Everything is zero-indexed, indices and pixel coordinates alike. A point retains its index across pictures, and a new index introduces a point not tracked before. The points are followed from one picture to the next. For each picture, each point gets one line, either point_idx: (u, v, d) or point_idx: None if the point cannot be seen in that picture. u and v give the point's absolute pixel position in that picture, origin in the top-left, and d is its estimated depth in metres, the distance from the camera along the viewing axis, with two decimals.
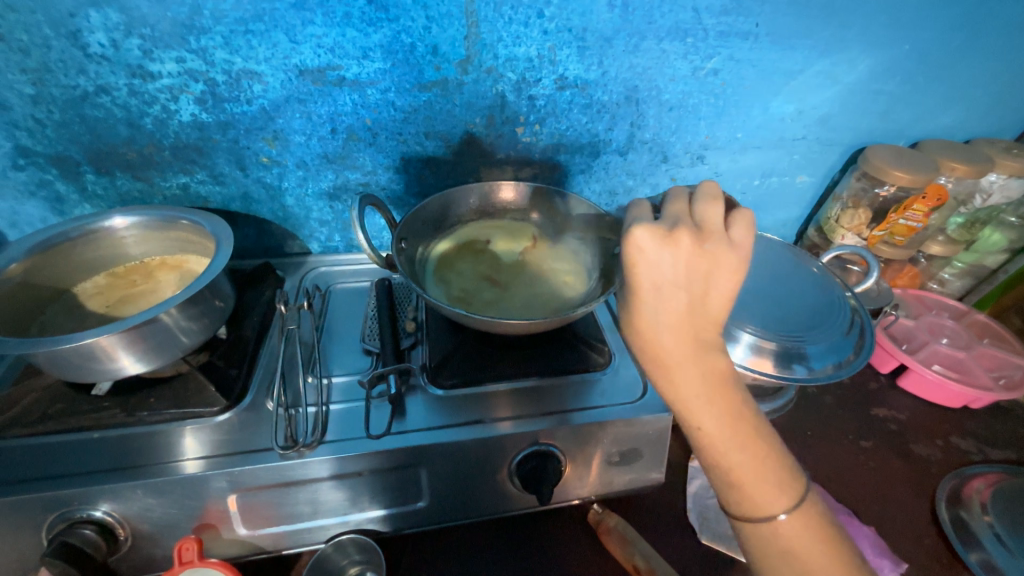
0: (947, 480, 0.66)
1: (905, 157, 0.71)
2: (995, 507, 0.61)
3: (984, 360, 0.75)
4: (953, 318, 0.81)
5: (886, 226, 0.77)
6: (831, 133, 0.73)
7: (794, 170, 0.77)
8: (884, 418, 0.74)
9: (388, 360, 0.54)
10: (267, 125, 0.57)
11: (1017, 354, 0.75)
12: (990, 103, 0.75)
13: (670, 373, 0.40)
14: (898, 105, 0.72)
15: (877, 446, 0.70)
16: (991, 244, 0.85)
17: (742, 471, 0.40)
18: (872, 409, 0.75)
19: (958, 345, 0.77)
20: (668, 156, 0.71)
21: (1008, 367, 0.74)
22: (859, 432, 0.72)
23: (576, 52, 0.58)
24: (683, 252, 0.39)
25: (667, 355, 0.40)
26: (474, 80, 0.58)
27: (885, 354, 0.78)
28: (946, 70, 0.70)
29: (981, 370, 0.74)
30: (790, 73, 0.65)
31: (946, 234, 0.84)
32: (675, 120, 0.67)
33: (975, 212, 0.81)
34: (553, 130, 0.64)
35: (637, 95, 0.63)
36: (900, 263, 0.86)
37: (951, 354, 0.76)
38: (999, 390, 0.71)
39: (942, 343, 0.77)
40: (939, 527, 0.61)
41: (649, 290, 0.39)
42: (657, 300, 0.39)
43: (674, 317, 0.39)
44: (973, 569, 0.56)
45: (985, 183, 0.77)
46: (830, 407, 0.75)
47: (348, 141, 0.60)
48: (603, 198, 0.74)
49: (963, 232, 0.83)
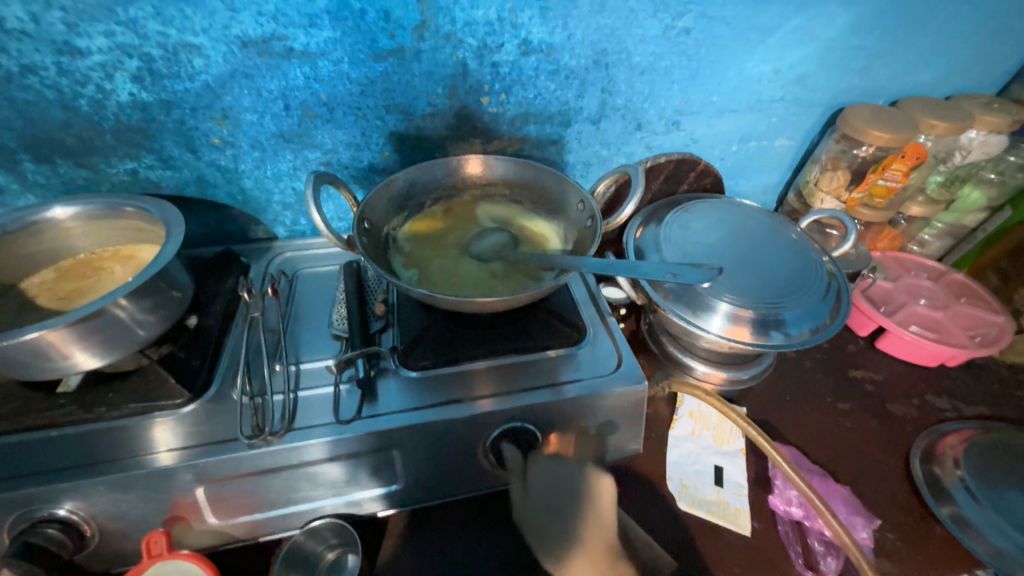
0: (921, 437, 0.67)
1: (884, 115, 0.69)
2: (967, 463, 0.62)
3: (960, 319, 0.76)
4: (932, 279, 0.82)
5: (865, 187, 0.74)
6: (808, 93, 0.71)
7: (772, 134, 0.76)
8: (862, 381, 0.75)
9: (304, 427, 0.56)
10: (217, 107, 0.55)
11: (993, 312, 0.76)
12: (972, 56, 0.73)
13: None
14: (878, 61, 0.70)
15: (855, 408, 0.71)
16: (970, 203, 0.84)
17: None
18: (850, 372, 0.76)
19: (936, 305, 0.77)
20: (642, 123, 0.69)
21: (983, 325, 0.75)
22: (838, 394, 0.73)
23: (539, 14, 0.55)
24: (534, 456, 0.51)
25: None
26: (432, 48, 0.55)
27: (864, 317, 0.78)
28: (927, 21, 0.67)
29: (957, 329, 0.74)
30: (764, 30, 0.63)
31: (926, 194, 0.83)
32: (647, 85, 0.64)
33: (955, 168, 0.80)
34: (520, 99, 0.62)
35: (606, 59, 0.60)
36: (880, 226, 0.86)
37: (928, 314, 0.76)
38: (974, 348, 0.71)
39: (920, 304, 0.77)
40: (913, 484, 0.62)
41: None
42: (560, 526, 0.50)
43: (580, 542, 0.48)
44: (943, 522, 0.58)
45: (965, 140, 0.76)
46: (809, 371, 0.76)
47: (305, 120, 0.58)
48: (577, 170, 0.72)
49: (942, 191, 0.82)
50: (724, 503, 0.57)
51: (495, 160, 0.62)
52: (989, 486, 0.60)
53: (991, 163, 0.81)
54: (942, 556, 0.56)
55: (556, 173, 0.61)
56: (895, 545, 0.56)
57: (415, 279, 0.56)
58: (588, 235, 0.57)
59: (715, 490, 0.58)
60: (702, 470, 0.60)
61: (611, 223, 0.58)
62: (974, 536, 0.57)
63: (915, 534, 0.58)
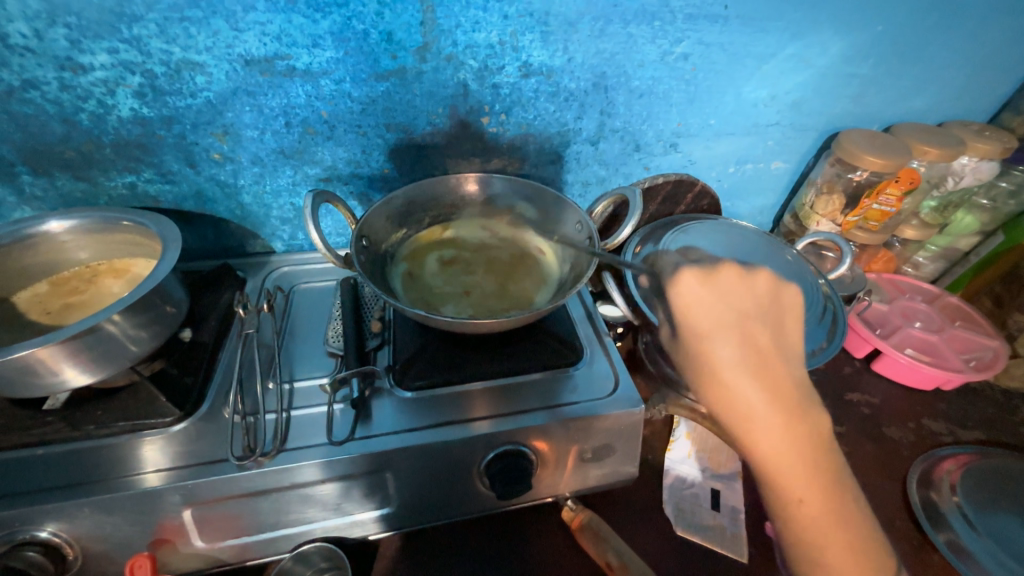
0: (919, 462, 0.67)
1: (878, 142, 0.70)
2: (963, 489, 0.62)
3: (955, 343, 0.76)
4: (926, 302, 0.82)
5: (860, 211, 0.76)
6: (804, 118, 0.73)
7: (769, 157, 0.77)
8: (858, 403, 0.75)
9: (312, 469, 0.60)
10: (219, 123, 0.55)
11: (987, 336, 0.76)
12: (963, 85, 0.75)
13: (752, 426, 0.42)
14: (871, 88, 0.72)
15: (851, 431, 0.71)
16: (964, 227, 0.85)
17: (766, 419, 0.41)
18: (847, 395, 0.76)
19: (931, 328, 0.77)
20: (640, 145, 0.69)
21: (978, 349, 0.75)
22: (834, 417, 0.72)
23: (539, 37, 0.56)
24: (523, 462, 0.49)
25: (754, 414, 0.41)
26: (433, 69, 0.56)
27: (860, 339, 0.79)
28: (919, 51, 0.69)
29: (952, 353, 0.74)
30: (760, 57, 0.64)
31: (920, 218, 0.84)
32: (645, 107, 0.65)
33: (947, 195, 0.81)
34: (520, 120, 0.62)
35: (605, 82, 0.61)
36: (875, 248, 0.87)
37: (923, 337, 0.77)
38: (969, 372, 0.71)
39: (915, 327, 0.78)
40: (910, 510, 0.62)
41: (716, 328, 0.43)
42: (768, 434, 0.42)
43: (747, 349, 0.42)
44: (941, 550, 0.58)
45: (957, 166, 0.77)
46: None
47: (306, 136, 0.58)
48: (576, 189, 0.73)
49: (936, 215, 0.83)
50: (721, 528, 0.56)
51: (494, 179, 0.63)
52: (985, 511, 0.60)
53: (983, 189, 0.83)
54: None
55: (556, 194, 0.61)
56: None
57: (411, 295, 0.56)
58: (585, 256, 0.57)
59: (712, 515, 0.57)
60: (698, 494, 0.59)
61: (609, 244, 0.58)
62: (972, 564, 0.56)
63: (915, 563, 0.57)
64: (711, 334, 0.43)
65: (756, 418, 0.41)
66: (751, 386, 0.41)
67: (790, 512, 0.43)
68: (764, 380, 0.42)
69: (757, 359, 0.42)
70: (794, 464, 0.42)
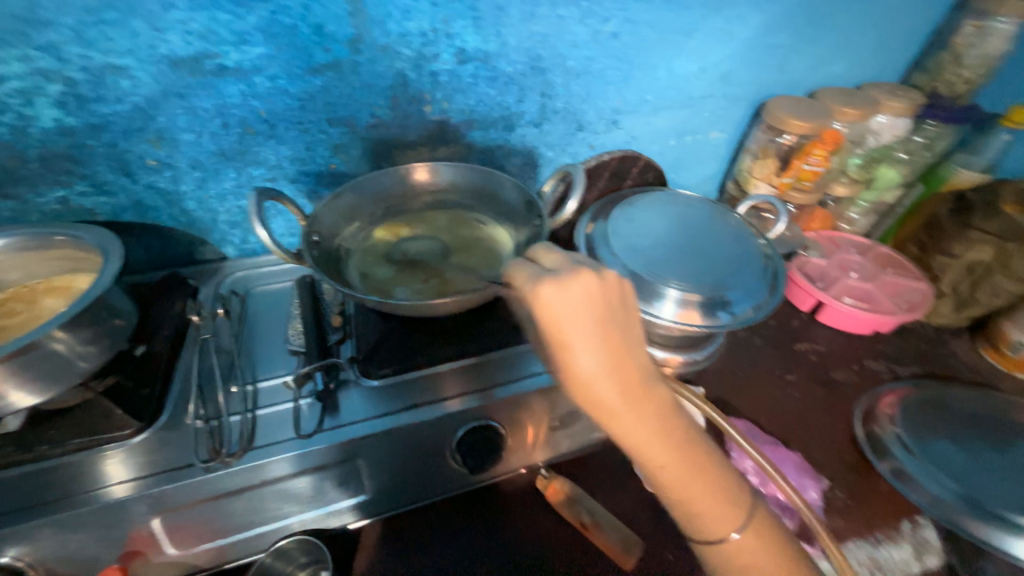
0: (862, 399, 0.73)
1: (802, 106, 0.75)
2: (900, 419, 0.69)
3: (888, 288, 0.82)
4: (861, 253, 0.88)
5: (793, 172, 0.78)
6: (734, 88, 0.77)
7: (707, 127, 0.81)
8: (807, 351, 0.80)
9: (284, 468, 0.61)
10: (151, 129, 0.54)
11: (916, 280, 0.83)
12: (874, 49, 0.81)
13: (615, 423, 0.39)
14: (792, 56, 0.76)
15: (801, 377, 0.76)
16: (888, 181, 0.89)
17: (621, 413, 0.39)
18: (796, 345, 0.81)
19: (866, 277, 0.83)
20: (583, 124, 0.72)
21: (908, 292, 0.81)
22: (785, 366, 0.78)
23: (471, 23, 0.57)
24: (492, 434, 0.51)
25: (615, 411, 0.39)
26: (369, 60, 0.56)
27: (804, 293, 0.84)
28: (829, 19, 0.74)
29: (886, 297, 0.80)
30: (686, 32, 0.67)
31: (847, 175, 0.89)
32: (583, 86, 0.68)
33: (870, 151, 0.87)
34: (462, 106, 0.64)
35: (542, 64, 0.63)
36: (812, 208, 0.92)
37: (859, 286, 0.82)
38: (901, 313, 0.78)
39: (853, 278, 0.83)
40: (856, 443, 0.67)
41: (580, 339, 0.38)
42: (627, 424, 0.39)
43: (603, 345, 0.38)
44: (887, 477, 0.63)
45: (875, 124, 0.84)
46: (759, 347, 0.80)
47: (247, 136, 0.57)
48: (525, 172, 0.75)
49: (861, 171, 0.88)
50: None
51: (441, 167, 0.64)
52: (920, 437, 0.66)
53: (901, 144, 0.88)
54: (885, 506, 0.61)
55: (505, 178, 0.64)
56: (845, 502, 0.61)
57: (366, 286, 0.56)
58: (535, 233, 0.59)
59: None
60: None
61: (557, 220, 0.60)
62: (911, 485, 0.62)
63: (861, 489, 0.62)
64: (559, 340, 0.38)
65: (619, 416, 0.39)
66: (600, 382, 0.38)
67: (668, 490, 0.42)
68: (615, 375, 0.39)
69: (610, 350, 0.39)
70: (656, 445, 0.40)
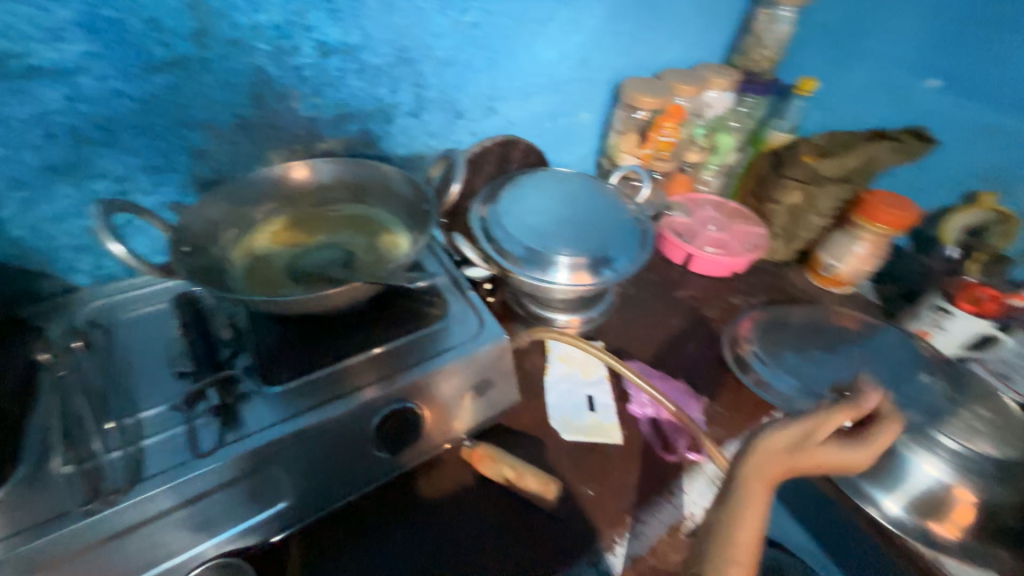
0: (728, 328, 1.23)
1: (648, 86, 1.25)
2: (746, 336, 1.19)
3: (739, 235, 1.33)
4: (716, 209, 1.41)
5: (653, 143, 1.30)
6: (592, 72, 1.25)
7: (579, 109, 1.30)
8: (685, 296, 1.32)
9: (372, 436, 0.77)
10: (204, 105, 0.84)
11: (757, 227, 1.35)
12: (694, 37, 1.37)
13: (739, 528, 0.63)
14: (631, 44, 1.26)
15: (682, 321, 1.25)
16: (727, 145, 1.44)
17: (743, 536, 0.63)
18: (677, 291, 1.33)
19: (721, 228, 1.35)
20: (460, 111, 1.12)
21: (751, 237, 1.33)
22: (671, 313, 1.27)
23: (327, 16, 0.85)
24: (773, 463, 0.66)
25: (741, 532, 0.63)
26: (220, 52, 0.81)
27: (678, 248, 1.36)
28: (649, 27, 1.26)
29: (737, 244, 1.31)
30: (540, 24, 1.09)
31: (698, 142, 1.41)
32: (453, 73, 1.05)
33: (709, 122, 1.40)
34: (331, 99, 0.94)
35: (407, 55, 0.97)
36: (675, 176, 1.43)
37: (716, 236, 1.34)
38: (746, 253, 1.29)
39: (710, 230, 1.36)
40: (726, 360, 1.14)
41: (762, 489, 0.65)
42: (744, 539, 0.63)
43: (766, 490, 0.65)
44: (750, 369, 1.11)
45: (707, 99, 1.36)
46: (650, 299, 1.30)
47: (278, 95, 0.89)
48: (507, 199, 1.14)
49: (706, 138, 1.42)
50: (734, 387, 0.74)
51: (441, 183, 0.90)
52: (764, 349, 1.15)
53: (730, 116, 1.43)
54: None
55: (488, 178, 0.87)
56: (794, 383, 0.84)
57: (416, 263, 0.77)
58: None
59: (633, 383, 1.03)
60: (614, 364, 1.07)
61: None
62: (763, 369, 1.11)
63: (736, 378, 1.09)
64: (754, 464, 0.67)
65: (748, 531, 0.63)
66: (755, 496, 0.64)
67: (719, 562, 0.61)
68: (758, 505, 0.64)
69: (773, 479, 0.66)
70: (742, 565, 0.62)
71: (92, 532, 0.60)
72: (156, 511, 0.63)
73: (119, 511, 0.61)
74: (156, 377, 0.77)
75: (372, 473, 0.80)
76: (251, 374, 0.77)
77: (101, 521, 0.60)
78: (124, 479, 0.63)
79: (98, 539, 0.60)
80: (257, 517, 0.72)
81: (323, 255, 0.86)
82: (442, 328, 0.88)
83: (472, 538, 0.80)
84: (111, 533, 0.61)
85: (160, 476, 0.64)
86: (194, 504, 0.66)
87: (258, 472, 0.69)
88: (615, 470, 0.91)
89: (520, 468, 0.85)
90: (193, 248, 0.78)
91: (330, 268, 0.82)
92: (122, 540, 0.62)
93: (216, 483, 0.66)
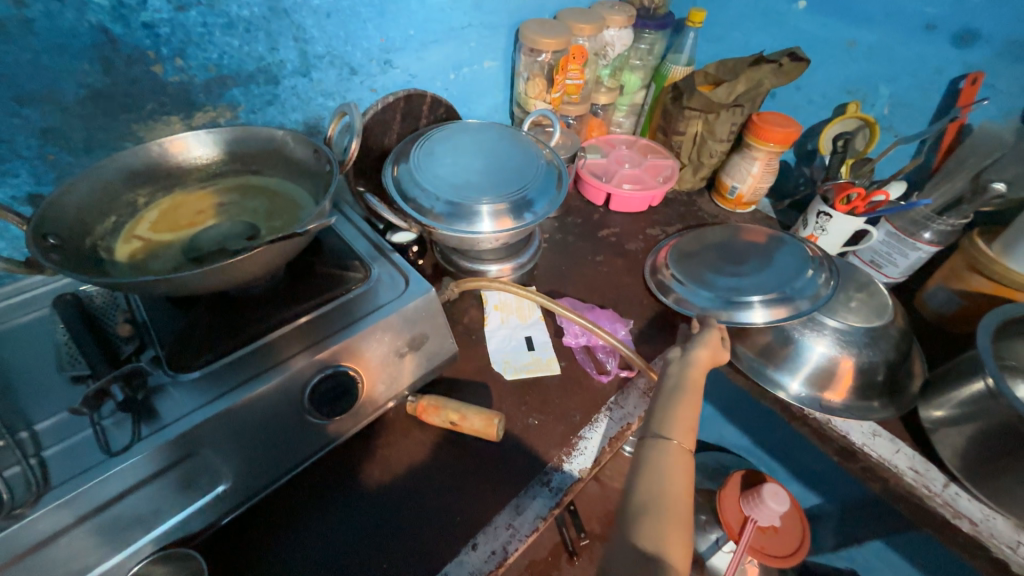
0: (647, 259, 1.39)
1: (545, 27, 1.33)
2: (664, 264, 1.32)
3: (652, 169, 1.51)
4: (629, 147, 1.59)
5: (560, 86, 1.40)
6: (486, 18, 1.35)
7: (482, 57, 1.42)
8: (608, 236, 1.47)
9: (309, 404, 0.81)
10: (44, 78, 0.83)
11: (665, 160, 1.54)
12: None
13: (663, 488, 0.75)
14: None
15: (605, 259, 1.41)
16: (633, 86, 1.67)
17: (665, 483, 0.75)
18: (600, 234, 1.48)
19: (635, 164, 1.53)
20: (352, 67, 1.17)
21: (662, 170, 1.52)
22: (595, 253, 1.42)
23: None
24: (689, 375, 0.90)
25: (664, 510, 0.73)
26: (68, 13, 0.81)
27: (598, 189, 1.51)
28: None
29: (650, 178, 1.49)
30: None
31: (607, 85, 1.61)
32: (334, 25, 1.09)
33: (613, 63, 1.57)
34: (199, 58, 0.96)
35: (279, 8, 1.00)
36: (589, 119, 1.62)
37: (631, 173, 1.51)
38: (659, 184, 1.47)
39: (625, 168, 1.52)
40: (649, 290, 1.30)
41: (670, 464, 0.77)
42: (668, 530, 0.71)
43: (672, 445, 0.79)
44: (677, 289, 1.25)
45: (608, 38, 1.48)
46: (576, 243, 1.44)
47: (134, 59, 0.89)
48: (426, 155, 1.19)
49: (613, 79, 1.62)
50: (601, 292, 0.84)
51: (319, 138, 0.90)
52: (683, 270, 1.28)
53: (635, 54, 1.64)
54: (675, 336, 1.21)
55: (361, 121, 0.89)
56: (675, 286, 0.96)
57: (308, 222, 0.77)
58: None
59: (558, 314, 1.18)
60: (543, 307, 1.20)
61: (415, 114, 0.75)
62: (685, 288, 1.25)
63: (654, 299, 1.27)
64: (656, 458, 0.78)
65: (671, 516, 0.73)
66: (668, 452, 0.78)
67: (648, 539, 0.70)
68: (677, 455, 0.78)
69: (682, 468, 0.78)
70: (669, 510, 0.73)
71: (4, 551, 0.58)
72: (63, 524, 0.62)
73: (32, 521, 0.60)
74: (54, 389, 0.76)
75: (314, 443, 0.84)
76: (160, 365, 0.78)
77: (13, 536, 0.59)
78: (28, 493, 0.62)
79: (13, 555, 0.59)
80: (196, 503, 0.73)
81: (219, 229, 0.85)
82: (366, 291, 0.93)
83: (424, 486, 0.90)
84: (27, 547, 0.60)
85: (67, 484, 0.63)
86: (120, 502, 0.66)
87: (190, 456, 0.71)
88: (557, 399, 1.05)
89: (467, 417, 0.94)
90: (59, 239, 0.73)
91: (226, 241, 0.81)
92: (43, 555, 0.61)
93: (144, 473, 0.67)
